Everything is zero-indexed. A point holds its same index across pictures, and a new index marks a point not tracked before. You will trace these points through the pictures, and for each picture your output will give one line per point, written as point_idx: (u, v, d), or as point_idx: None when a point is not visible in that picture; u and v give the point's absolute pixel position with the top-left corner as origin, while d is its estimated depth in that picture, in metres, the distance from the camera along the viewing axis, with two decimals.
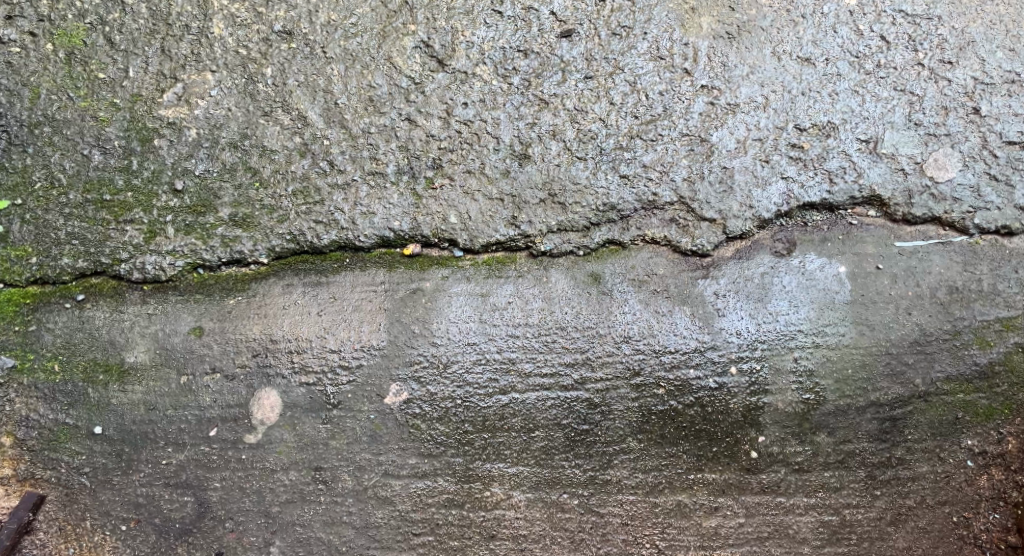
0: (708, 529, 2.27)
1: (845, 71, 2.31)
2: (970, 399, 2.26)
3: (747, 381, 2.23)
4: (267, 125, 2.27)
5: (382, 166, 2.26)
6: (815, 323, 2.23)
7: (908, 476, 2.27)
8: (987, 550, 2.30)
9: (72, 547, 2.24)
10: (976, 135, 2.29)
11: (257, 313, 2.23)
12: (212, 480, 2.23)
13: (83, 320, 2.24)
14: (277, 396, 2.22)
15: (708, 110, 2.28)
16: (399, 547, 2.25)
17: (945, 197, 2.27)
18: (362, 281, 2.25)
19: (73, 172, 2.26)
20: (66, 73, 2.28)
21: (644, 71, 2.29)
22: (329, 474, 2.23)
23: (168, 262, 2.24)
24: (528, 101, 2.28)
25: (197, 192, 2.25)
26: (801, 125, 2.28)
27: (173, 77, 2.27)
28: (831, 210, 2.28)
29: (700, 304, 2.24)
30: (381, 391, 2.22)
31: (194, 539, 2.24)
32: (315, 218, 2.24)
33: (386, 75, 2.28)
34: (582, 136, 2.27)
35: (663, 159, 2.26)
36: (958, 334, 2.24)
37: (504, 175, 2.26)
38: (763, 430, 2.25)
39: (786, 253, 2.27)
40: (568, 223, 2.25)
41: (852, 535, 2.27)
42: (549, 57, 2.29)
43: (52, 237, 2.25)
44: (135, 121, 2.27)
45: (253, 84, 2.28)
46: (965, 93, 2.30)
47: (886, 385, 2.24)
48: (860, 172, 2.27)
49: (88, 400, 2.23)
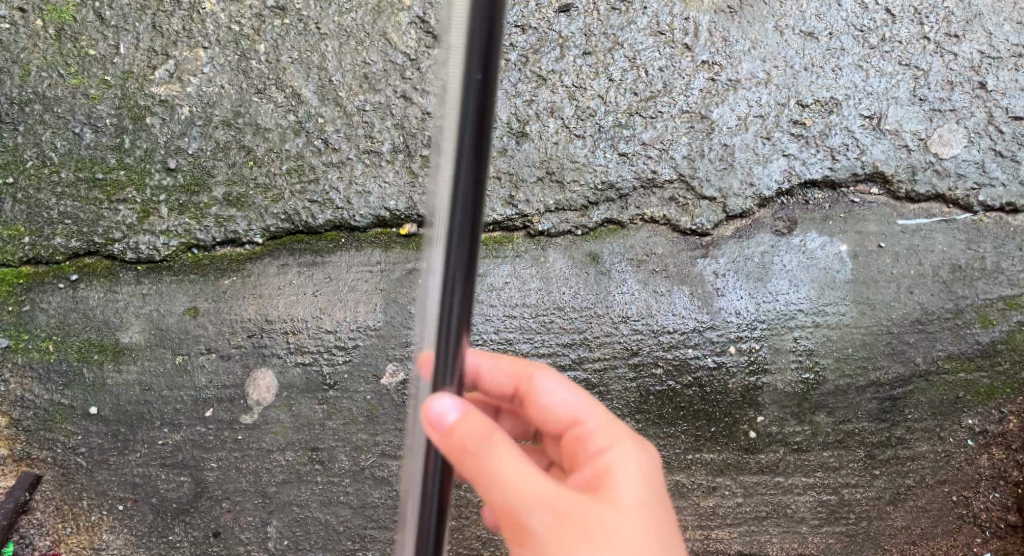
0: (706, 509, 2.25)
1: (849, 46, 2.26)
2: (971, 378, 2.24)
3: (746, 361, 2.22)
4: (261, 102, 2.23)
5: (378, 144, 2.23)
6: (815, 302, 2.22)
7: (908, 455, 2.25)
8: (986, 529, 2.27)
9: (69, 527, 2.22)
10: (981, 110, 2.25)
11: (253, 293, 2.22)
12: (209, 460, 2.21)
13: (77, 300, 2.22)
14: (272, 377, 2.21)
15: (708, 86, 2.25)
16: (396, 528, 2.21)
17: (949, 174, 2.24)
18: (357, 261, 2.23)
19: (65, 151, 2.23)
20: (57, 49, 2.25)
21: (644, 46, 2.25)
22: (326, 454, 2.21)
23: (162, 241, 2.22)
24: (526, 77, 2.24)
25: (190, 171, 2.23)
26: (804, 101, 2.25)
27: (164, 54, 2.24)
28: (833, 188, 2.25)
29: (700, 283, 2.22)
30: (377, 372, 2.21)
31: (192, 518, 2.22)
32: (310, 197, 2.21)
33: (381, 51, 2.25)
34: (581, 113, 2.23)
35: (663, 136, 2.23)
36: (960, 313, 2.23)
37: (502, 153, 2.22)
38: (762, 410, 2.23)
39: (787, 231, 2.24)
40: (566, 202, 2.22)
41: (851, 514, 2.25)
42: (547, 33, 2.25)
43: (44, 216, 2.23)
44: (126, 98, 2.23)
45: (246, 61, 2.24)
46: (971, 67, 2.26)
47: (886, 364, 2.22)
48: (863, 148, 2.24)
49: (84, 380, 2.22)
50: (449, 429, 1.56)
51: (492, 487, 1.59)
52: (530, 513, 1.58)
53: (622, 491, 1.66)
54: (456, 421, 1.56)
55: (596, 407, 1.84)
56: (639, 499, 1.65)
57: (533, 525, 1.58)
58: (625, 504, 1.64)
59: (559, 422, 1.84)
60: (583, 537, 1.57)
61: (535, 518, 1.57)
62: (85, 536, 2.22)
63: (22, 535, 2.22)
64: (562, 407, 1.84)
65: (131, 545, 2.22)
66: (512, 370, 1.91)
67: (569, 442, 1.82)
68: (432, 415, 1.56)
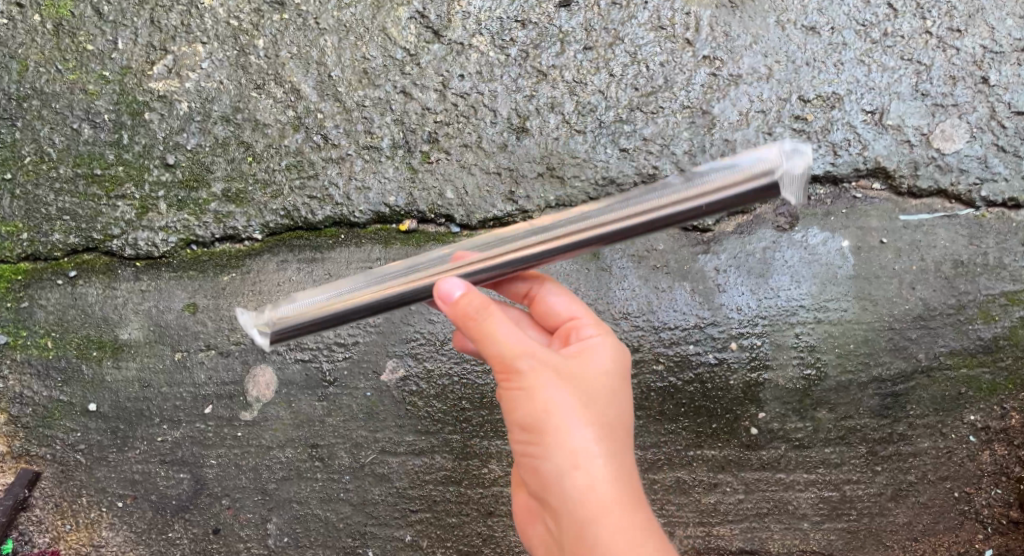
0: (707, 505, 2.25)
1: (851, 40, 2.25)
2: (973, 374, 2.23)
3: (747, 357, 2.21)
4: (260, 98, 2.22)
5: (377, 140, 2.22)
6: (817, 298, 2.21)
7: (910, 451, 2.24)
8: (988, 525, 2.25)
9: (69, 524, 2.22)
10: (984, 105, 2.24)
11: (252, 289, 2.21)
12: (208, 457, 2.21)
13: (76, 296, 2.22)
14: (272, 374, 2.20)
15: (710, 81, 2.23)
16: (397, 525, 2.21)
17: (951, 169, 2.23)
18: (357, 257, 2.22)
19: (64, 147, 2.22)
20: (55, 45, 2.23)
21: (645, 41, 2.23)
22: (326, 451, 2.21)
23: (160, 238, 2.21)
24: (526, 72, 2.23)
25: (189, 167, 2.21)
26: (806, 96, 2.23)
27: (163, 49, 2.23)
28: (835, 183, 2.24)
29: (701, 279, 2.21)
30: (377, 368, 2.20)
31: (191, 515, 2.21)
32: (309, 193, 2.20)
33: (380, 47, 2.23)
34: (581, 109, 2.22)
35: (664, 131, 2.22)
36: (962, 309, 2.22)
37: (502, 148, 2.22)
38: (763, 406, 2.23)
39: (789, 227, 2.23)
40: (567, 198, 2.21)
41: (852, 511, 2.24)
42: (547, 28, 2.24)
43: (42, 212, 2.22)
44: (125, 94, 2.22)
45: (245, 57, 2.23)
46: (974, 62, 2.24)
47: (888, 360, 2.22)
48: (865, 144, 2.23)
49: (83, 376, 2.21)
50: (458, 301, 1.71)
51: (487, 339, 1.72)
52: (520, 362, 1.72)
53: (601, 360, 1.82)
54: (461, 289, 1.71)
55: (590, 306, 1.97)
56: (611, 371, 1.83)
57: (520, 362, 1.73)
58: (600, 371, 1.81)
59: (558, 316, 1.95)
60: (562, 382, 1.74)
61: (523, 363, 1.72)
62: (84, 533, 2.21)
63: (22, 531, 2.22)
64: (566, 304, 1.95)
65: (131, 542, 2.22)
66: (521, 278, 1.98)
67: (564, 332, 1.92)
68: (443, 290, 1.71)
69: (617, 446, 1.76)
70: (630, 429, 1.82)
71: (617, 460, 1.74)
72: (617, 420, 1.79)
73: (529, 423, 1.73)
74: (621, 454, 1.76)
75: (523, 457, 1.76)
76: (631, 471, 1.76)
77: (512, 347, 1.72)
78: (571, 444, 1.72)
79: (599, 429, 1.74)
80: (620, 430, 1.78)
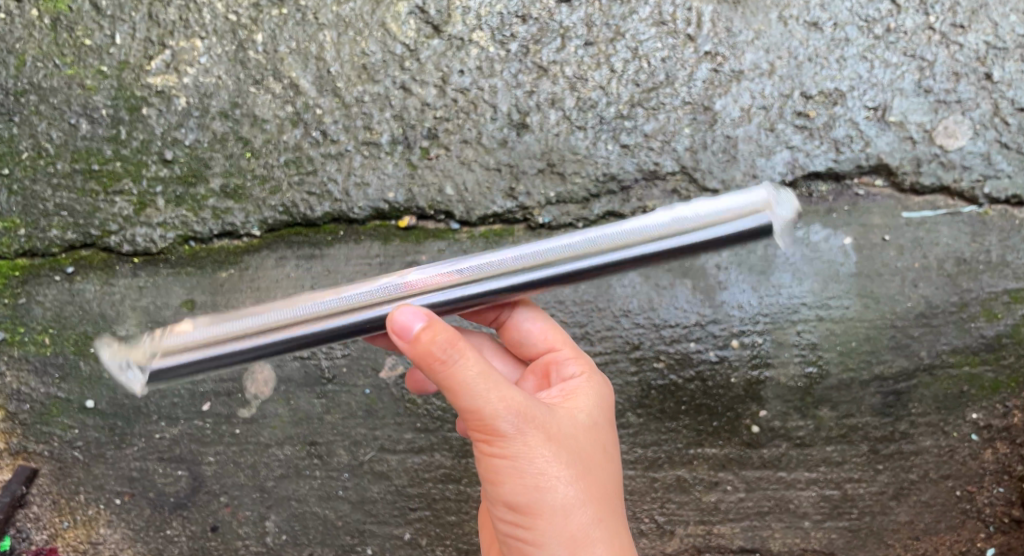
0: (707, 504, 2.24)
1: (854, 36, 2.23)
2: (976, 372, 2.21)
3: (749, 354, 2.20)
4: (258, 93, 2.21)
5: (377, 136, 2.20)
6: (819, 295, 2.20)
7: (912, 450, 2.22)
8: (990, 524, 2.24)
9: (66, 521, 2.21)
10: (987, 102, 2.22)
11: (250, 286, 2.20)
12: (206, 455, 2.19)
13: (73, 293, 2.20)
14: (270, 371, 2.19)
15: (711, 76, 2.22)
16: (396, 523, 2.20)
17: (954, 166, 2.22)
18: (356, 254, 2.21)
19: (61, 142, 2.21)
20: (52, 39, 2.22)
21: (646, 36, 2.22)
22: (324, 449, 2.19)
23: (158, 234, 2.20)
24: (526, 68, 2.21)
25: (187, 162, 2.20)
26: (808, 92, 2.22)
27: (161, 44, 2.21)
28: (837, 180, 2.23)
29: (702, 277, 2.20)
30: (376, 365, 2.18)
31: (190, 513, 2.20)
32: (308, 189, 2.19)
33: (380, 42, 2.22)
34: (582, 105, 2.21)
35: (665, 128, 2.21)
36: (965, 307, 2.20)
37: (502, 145, 2.20)
38: (765, 405, 2.21)
39: (790, 224, 2.21)
40: (567, 194, 2.20)
41: (854, 509, 2.23)
42: (548, 23, 2.22)
43: (40, 208, 2.20)
44: (122, 89, 2.21)
45: (243, 52, 2.21)
46: (977, 58, 2.22)
47: (891, 358, 2.20)
48: (868, 141, 2.21)
49: (80, 373, 2.20)
50: (418, 336, 1.64)
51: (471, 399, 1.66)
52: (504, 426, 1.67)
53: (586, 417, 1.83)
54: (430, 333, 1.63)
55: (566, 342, 1.98)
56: (596, 428, 1.84)
57: (505, 428, 1.68)
58: (586, 430, 1.81)
59: (534, 345, 1.99)
60: (553, 448, 1.72)
61: (513, 429, 1.68)
62: (82, 530, 2.21)
63: (20, 528, 2.21)
64: (540, 334, 1.98)
65: (129, 539, 2.21)
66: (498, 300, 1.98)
67: (544, 365, 1.97)
68: (400, 324, 1.64)
69: (610, 511, 1.78)
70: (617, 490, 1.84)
71: (613, 528, 1.77)
72: (608, 482, 1.80)
73: (521, 496, 1.71)
74: (614, 521, 1.78)
75: (512, 535, 1.75)
76: (625, 537, 1.79)
77: (503, 414, 1.67)
78: (567, 518, 1.72)
79: (592, 497, 1.75)
80: (611, 494, 1.80)
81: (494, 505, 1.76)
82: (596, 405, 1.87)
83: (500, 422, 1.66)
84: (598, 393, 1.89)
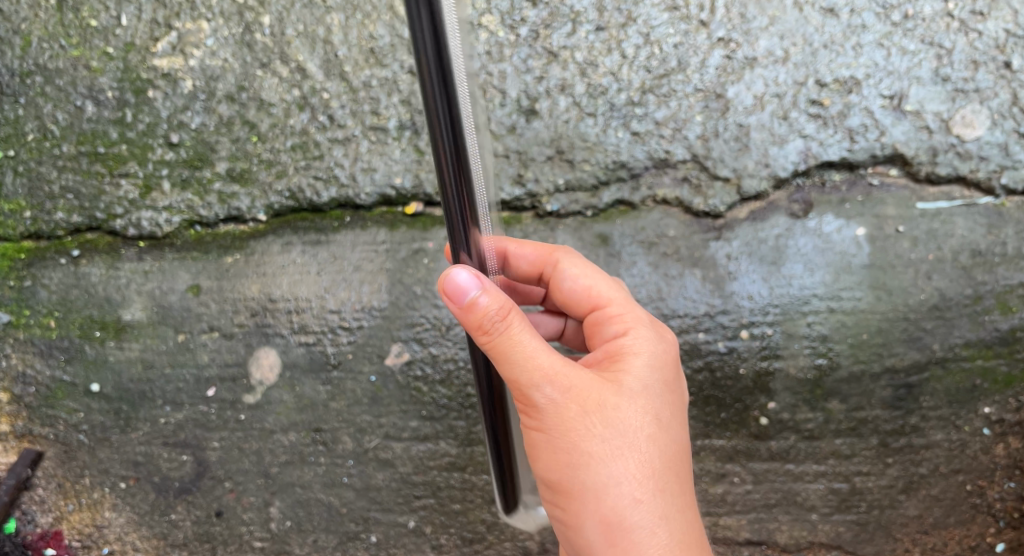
0: (714, 496, 2.20)
1: (871, 22, 2.19)
2: (989, 365, 2.18)
3: (758, 346, 2.18)
4: (265, 76, 2.18)
5: (384, 121, 2.17)
6: (830, 287, 2.17)
7: (922, 444, 2.20)
8: (1000, 519, 2.20)
9: (71, 504, 2.19)
10: (1006, 91, 2.17)
11: (256, 272, 2.18)
12: (211, 440, 2.18)
13: (79, 276, 2.19)
14: (276, 356, 2.18)
15: (724, 63, 2.18)
16: (400, 510, 2.18)
17: (971, 157, 2.18)
18: (362, 240, 2.19)
19: (66, 124, 2.19)
20: (58, 20, 2.20)
21: (659, 22, 2.18)
22: (329, 436, 2.18)
23: (164, 218, 2.18)
24: (536, 53, 2.18)
25: (193, 146, 2.18)
26: (823, 80, 2.18)
27: (167, 25, 2.19)
28: (851, 170, 2.19)
29: (712, 266, 2.17)
30: (382, 352, 2.17)
31: (194, 498, 2.19)
32: (315, 174, 2.17)
33: (388, 25, 2.19)
34: (593, 91, 2.18)
35: (677, 115, 2.17)
36: (979, 300, 2.17)
37: (511, 131, 2.18)
38: (774, 396, 2.19)
39: (802, 214, 2.18)
40: (576, 182, 2.17)
41: (862, 503, 2.20)
42: (559, 8, 2.19)
43: (45, 190, 2.19)
44: (128, 70, 2.19)
45: (250, 34, 2.19)
46: (996, 46, 2.18)
47: (902, 350, 2.17)
48: (883, 130, 2.18)
49: (86, 356, 2.19)
50: (470, 303, 1.63)
51: (506, 373, 1.68)
52: (536, 393, 1.67)
53: (632, 378, 1.75)
54: (473, 305, 1.63)
55: (627, 310, 1.86)
56: (648, 389, 1.76)
57: (540, 397, 1.68)
58: (630, 392, 1.74)
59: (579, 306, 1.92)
60: (583, 425, 1.69)
61: (546, 401, 1.68)
62: (87, 514, 2.19)
63: (25, 511, 2.20)
64: (584, 290, 1.91)
65: (134, 523, 2.19)
66: (535, 256, 1.94)
67: (592, 320, 1.89)
68: (455, 287, 1.62)
69: (655, 487, 1.72)
70: (678, 457, 1.77)
71: (653, 504, 1.71)
72: (654, 451, 1.73)
73: (554, 471, 1.71)
74: (659, 496, 1.72)
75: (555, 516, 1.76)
76: (670, 514, 1.72)
77: (534, 384, 1.67)
78: (599, 500, 1.70)
79: (633, 476, 1.70)
80: (657, 464, 1.73)
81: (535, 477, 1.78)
82: (659, 367, 1.79)
83: (535, 390, 1.67)
84: (660, 351, 1.81)
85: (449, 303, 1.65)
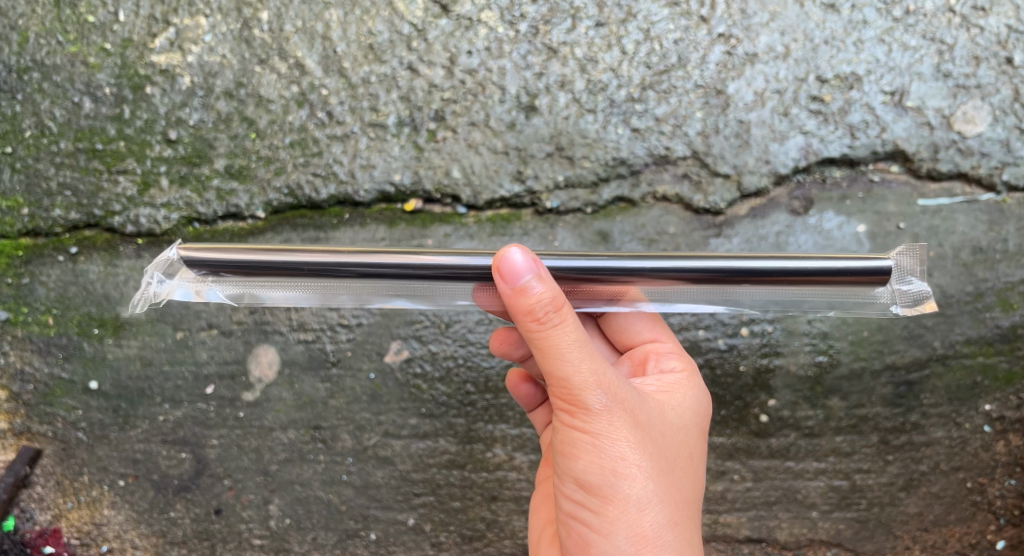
0: (714, 493, 2.20)
1: (872, 18, 2.18)
2: (990, 362, 2.17)
3: (758, 343, 2.17)
4: (264, 73, 2.17)
5: (383, 117, 2.17)
6: None
7: (923, 441, 2.19)
8: (1001, 516, 2.20)
9: (70, 502, 2.19)
10: (1008, 87, 2.16)
11: None
12: (210, 437, 2.18)
13: (77, 274, 2.19)
14: (275, 354, 2.17)
15: (724, 59, 2.17)
16: (399, 508, 2.18)
17: (972, 153, 2.17)
18: (361, 237, 2.17)
19: (64, 120, 2.18)
20: (55, 16, 2.19)
21: (659, 17, 2.17)
22: (329, 433, 2.17)
23: (162, 215, 2.18)
24: (536, 49, 2.17)
25: (192, 142, 2.18)
26: (824, 76, 2.17)
27: (165, 21, 2.18)
28: (852, 166, 2.19)
29: None
30: (381, 350, 2.16)
31: (194, 496, 2.19)
32: (314, 171, 2.17)
33: (386, 21, 2.18)
34: (592, 87, 2.17)
35: (677, 111, 2.16)
36: (980, 297, 2.16)
37: (511, 128, 2.17)
38: (774, 393, 2.18)
39: (803, 211, 2.17)
40: (575, 179, 2.16)
41: (862, 500, 2.20)
42: (558, 3, 2.17)
43: (43, 187, 2.19)
44: (126, 67, 2.18)
45: (248, 30, 2.18)
46: (998, 42, 2.17)
47: (903, 347, 2.17)
48: (884, 126, 2.17)
49: (84, 354, 2.19)
50: (524, 286, 1.65)
51: (559, 369, 1.67)
52: (593, 398, 1.68)
53: (675, 415, 1.84)
54: (529, 286, 1.65)
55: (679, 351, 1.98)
56: (687, 426, 1.85)
57: (594, 403, 1.68)
58: (672, 426, 1.81)
59: (640, 335, 2.01)
60: (632, 440, 1.71)
61: (601, 407, 1.68)
62: (86, 511, 2.19)
63: (24, 509, 2.19)
64: (645, 328, 2.01)
65: (133, 521, 2.19)
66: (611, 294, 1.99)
67: (643, 354, 1.99)
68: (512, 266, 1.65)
69: (682, 514, 1.76)
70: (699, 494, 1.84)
71: (679, 530, 1.75)
72: (683, 482, 1.79)
73: (595, 477, 1.71)
74: (684, 525, 1.76)
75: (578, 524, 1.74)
76: (691, 541, 1.76)
77: (590, 388, 1.67)
78: (639, 513, 1.71)
79: (667, 501, 1.74)
80: (685, 495, 1.78)
81: (563, 480, 1.76)
82: (698, 410, 1.89)
83: (591, 393, 1.67)
84: (701, 395, 1.92)
85: (502, 284, 1.67)
